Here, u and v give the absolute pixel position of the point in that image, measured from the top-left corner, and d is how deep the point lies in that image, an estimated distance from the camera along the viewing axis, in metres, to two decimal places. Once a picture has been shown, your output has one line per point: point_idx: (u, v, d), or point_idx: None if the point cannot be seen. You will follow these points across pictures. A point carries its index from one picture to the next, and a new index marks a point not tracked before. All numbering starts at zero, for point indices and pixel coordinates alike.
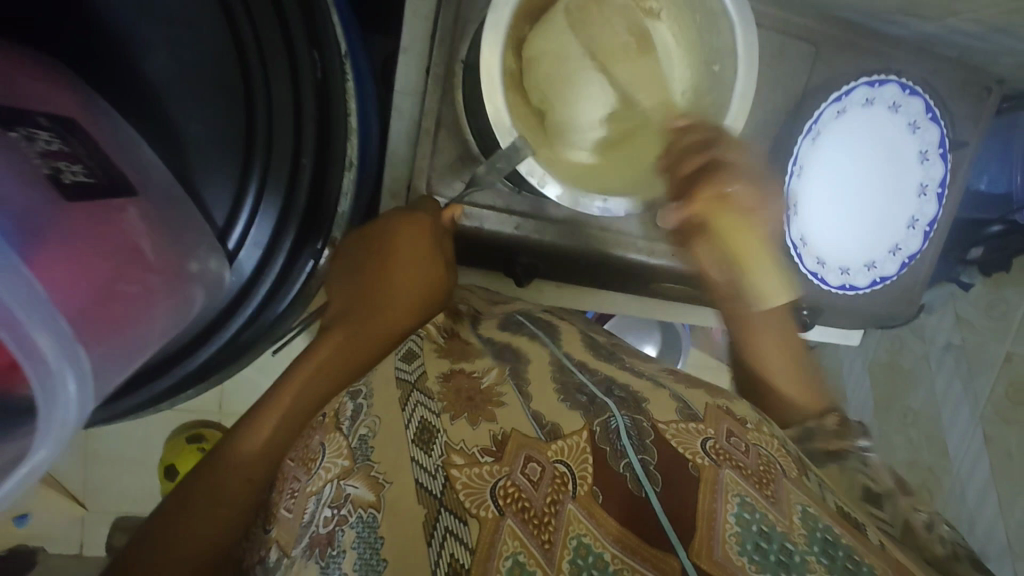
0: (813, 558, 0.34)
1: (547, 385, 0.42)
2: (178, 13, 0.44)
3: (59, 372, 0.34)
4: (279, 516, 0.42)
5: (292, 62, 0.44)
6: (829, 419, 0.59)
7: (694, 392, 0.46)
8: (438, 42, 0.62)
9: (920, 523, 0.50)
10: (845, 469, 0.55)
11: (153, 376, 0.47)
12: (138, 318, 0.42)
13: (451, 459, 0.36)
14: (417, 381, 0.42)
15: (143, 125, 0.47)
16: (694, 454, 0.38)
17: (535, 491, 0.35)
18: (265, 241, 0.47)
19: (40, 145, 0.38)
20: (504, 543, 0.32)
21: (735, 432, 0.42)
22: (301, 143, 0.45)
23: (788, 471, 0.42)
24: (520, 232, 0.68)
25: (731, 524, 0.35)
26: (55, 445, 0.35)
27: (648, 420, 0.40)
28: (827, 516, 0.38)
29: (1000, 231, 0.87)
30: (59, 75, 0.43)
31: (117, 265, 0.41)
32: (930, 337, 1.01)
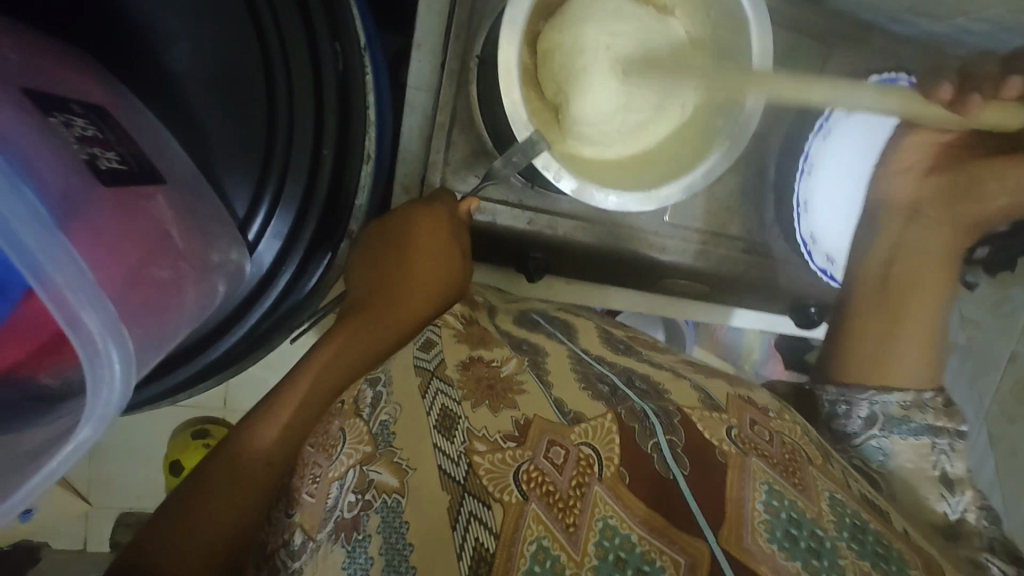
0: (844, 543, 0.37)
1: (569, 375, 0.43)
2: (200, 5, 0.44)
3: (105, 352, 0.33)
4: (301, 501, 0.42)
5: (314, 55, 0.44)
6: (937, 396, 0.59)
7: (714, 383, 0.47)
8: (453, 37, 0.62)
9: (971, 516, 0.54)
10: (934, 447, 0.57)
11: (174, 365, 0.48)
12: (169, 303, 0.42)
13: (473, 446, 0.36)
14: (436, 368, 0.42)
15: (165, 117, 0.47)
16: (721, 441, 0.39)
17: (559, 475, 0.35)
18: (285, 232, 0.48)
19: (76, 130, 0.38)
20: (528, 527, 0.33)
21: (759, 421, 0.44)
22: (322, 135, 0.46)
23: (811, 458, 0.44)
24: (534, 227, 0.69)
25: (759, 511, 0.36)
26: (100, 423, 0.35)
27: (674, 406, 0.41)
28: (853, 503, 0.41)
29: (1007, 231, 0.89)
30: (84, 66, 0.43)
31: (147, 250, 0.41)
32: (935, 339, 1.00)
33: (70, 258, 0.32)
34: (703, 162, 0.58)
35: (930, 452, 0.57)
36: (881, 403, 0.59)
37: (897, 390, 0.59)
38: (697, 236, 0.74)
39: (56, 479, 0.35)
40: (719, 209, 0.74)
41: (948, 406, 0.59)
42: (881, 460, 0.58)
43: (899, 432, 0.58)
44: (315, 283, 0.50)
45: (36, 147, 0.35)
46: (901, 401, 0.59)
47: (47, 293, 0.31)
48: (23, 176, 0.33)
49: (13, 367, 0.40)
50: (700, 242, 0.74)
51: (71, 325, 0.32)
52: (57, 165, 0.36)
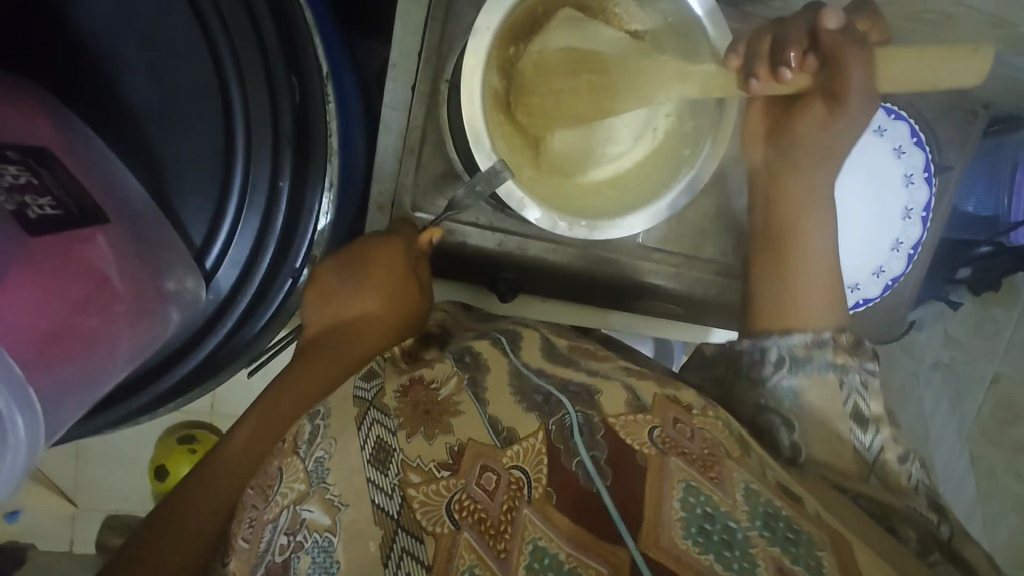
0: (755, 533, 0.37)
1: (504, 392, 0.43)
2: (157, 39, 0.45)
3: (9, 418, 0.35)
4: (236, 546, 0.41)
5: (272, 88, 0.44)
6: (842, 335, 0.56)
7: (645, 384, 0.47)
8: (424, 60, 0.62)
9: (892, 453, 0.53)
10: (843, 386, 0.55)
11: (129, 393, 0.48)
12: (98, 353, 0.43)
13: (407, 477, 0.37)
14: (375, 399, 0.42)
15: (122, 148, 0.47)
16: (641, 444, 0.40)
17: (490, 501, 0.37)
18: (243, 259, 0.47)
19: (7, 179, 0.38)
20: (460, 556, 0.34)
21: (682, 418, 0.44)
22: (279, 163, 0.46)
23: (731, 450, 0.44)
24: (503, 248, 0.68)
25: (677, 509, 0.38)
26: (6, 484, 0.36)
27: (598, 414, 0.42)
28: (769, 491, 0.41)
29: (988, 253, 0.88)
30: (39, 101, 0.44)
31: (78, 300, 0.42)
32: (919, 355, 0.99)
33: None
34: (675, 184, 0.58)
35: (841, 393, 0.55)
36: (785, 345, 0.57)
37: (803, 332, 0.57)
38: (671, 258, 0.73)
39: None
40: (693, 231, 0.73)
41: (855, 342, 0.56)
42: (792, 401, 0.56)
43: (805, 369, 0.56)
44: (274, 311, 0.49)
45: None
46: (794, 343, 0.57)
47: None
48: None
49: None
50: (674, 265, 0.73)
51: None
52: None
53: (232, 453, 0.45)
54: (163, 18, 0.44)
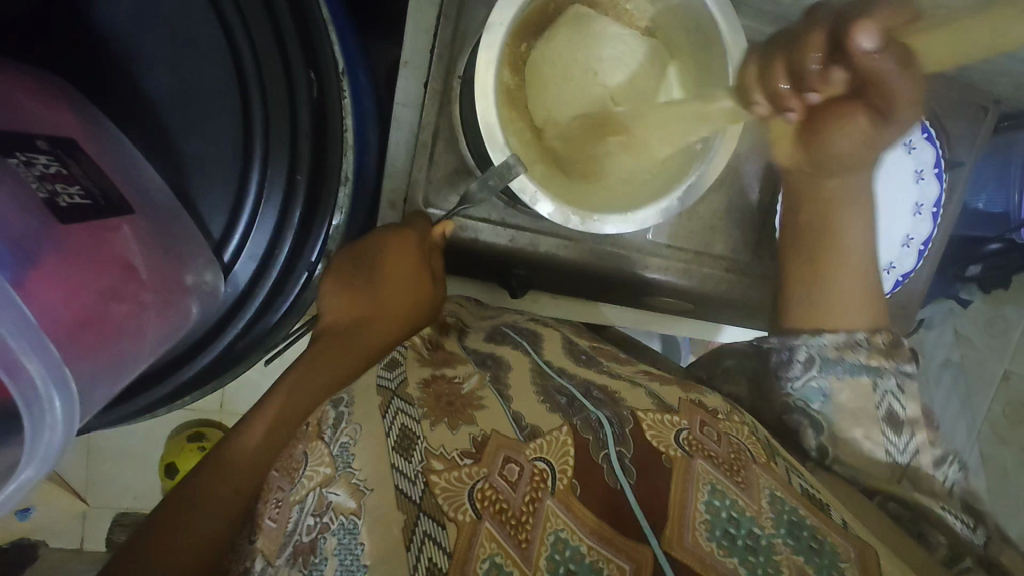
0: (780, 540, 0.37)
1: (528, 392, 0.43)
2: (178, 34, 0.46)
3: (45, 398, 0.35)
4: (264, 526, 0.43)
5: (289, 83, 0.45)
6: (878, 337, 0.56)
7: (669, 390, 0.47)
8: (436, 58, 0.63)
9: (925, 457, 0.54)
10: (878, 387, 0.55)
11: (148, 385, 0.48)
12: (127, 339, 0.43)
13: (431, 465, 0.37)
14: (398, 388, 0.43)
15: (143, 142, 0.48)
16: (666, 446, 0.40)
17: (513, 491, 0.36)
18: (260, 254, 0.48)
19: (40, 168, 0.39)
20: (481, 545, 0.34)
21: (707, 421, 0.44)
22: (297, 157, 0.46)
23: (758, 456, 0.43)
24: (515, 244, 0.68)
25: (701, 511, 0.37)
26: (43, 463, 0.37)
27: (627, 409, 0.42)
28: (794, 500, 0.41)
29: (999, 249, 0.88)
30: (62, 95, 0.44)
31: (108, 286, 0.42)
32: (930, 354, 0.98)
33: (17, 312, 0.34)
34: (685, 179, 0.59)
35: (875, 395, 0.54)
36: (816, 346, 0.57)
37: (838, 332, 0.57)
38: (681, 255, 0.73)
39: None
40: (704, 229, 0.73)
41: (889, 344, 0.56)
42: (822, 403, 0.55)
43: (838, 371, 0.55)
44: (291, 304, 0.50)
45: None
46: (833, 342, 0.56)
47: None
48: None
49: None
50: (684, 261, 0.73)
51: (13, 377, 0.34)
52: (15, 208, 0.37)
53: (251, 444, 0.46)
54: (184, 13, 0.45)
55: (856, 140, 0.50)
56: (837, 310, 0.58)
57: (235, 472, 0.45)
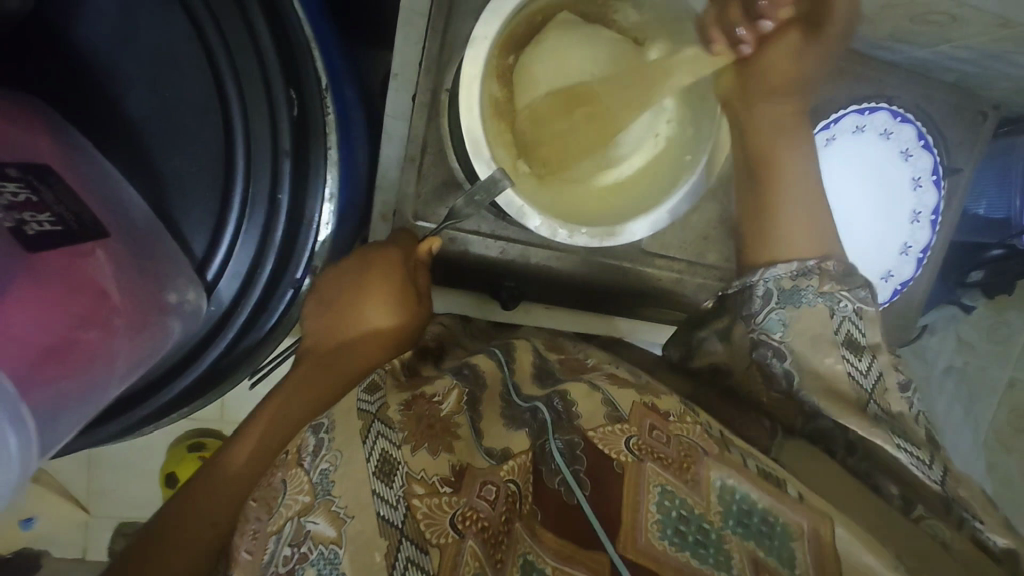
0: (728, 530, 0.39)
1: (495, 414, 0.45)
2: (158, 56, 0.46)
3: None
4: (238, 559, 0.41)
5: (269, 101, 0.44)
6: (828, 264, 0.55)
7: (625, 392, 0.45)
8: (425, 70, 0.63)
9: (890, 378, 0.52)
10: (835, 315, 0.53)
11: (133, 403, 0.48)
12: (99, 365, 0.43)
13: (412, 489, 0.37)
14: (379, 411, 0.42)
15: (124, 163, 0.48)
16: (617, 453, 0.40)
17: (492, 511, 0.38)
18: (243, 271, 0.48)
19: (6, 197, 0.39)
20: (465, 565, 0.35)
21: (658, 424, 0.43)
22: (278, 175, 0.46)
23: (710, 448, 0.43)
24: (505, 257, 0.68)
25: (652, 512, 0.38)
26: (2, 489, 0.38)
27: (579, 433, 0.41)
28: (746, 484, 0.41)
29: (1000, 256, 0.86)
30: (42, 118, 0.45)
31: (78, 314, 0.42)
32: (931, 360, 0.98)
33: None
34: (675, 191, 0.58)
35: (833, 321, 0.52)
36: (772, 275, 0.56)
37: (789, 262, 0.56)
38: (674, 265, 0.73)
39: None
40: (697, 238, 0.72)
41: (844, 271, 0.55)
42: (782, 332, 0.54)
43: (795, 301, 0.54)
44: (276, 320, 0.50)
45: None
46: (780, 273, 0.56)
47: None
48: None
49: None
50: (677, 271, 0.73)
51: None
52: None
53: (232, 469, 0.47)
54: (163, 36, 0.45)
55: (789, 55, 0.59)
56: (793, 245, 0.58)
57: (219, 496, 0.46)
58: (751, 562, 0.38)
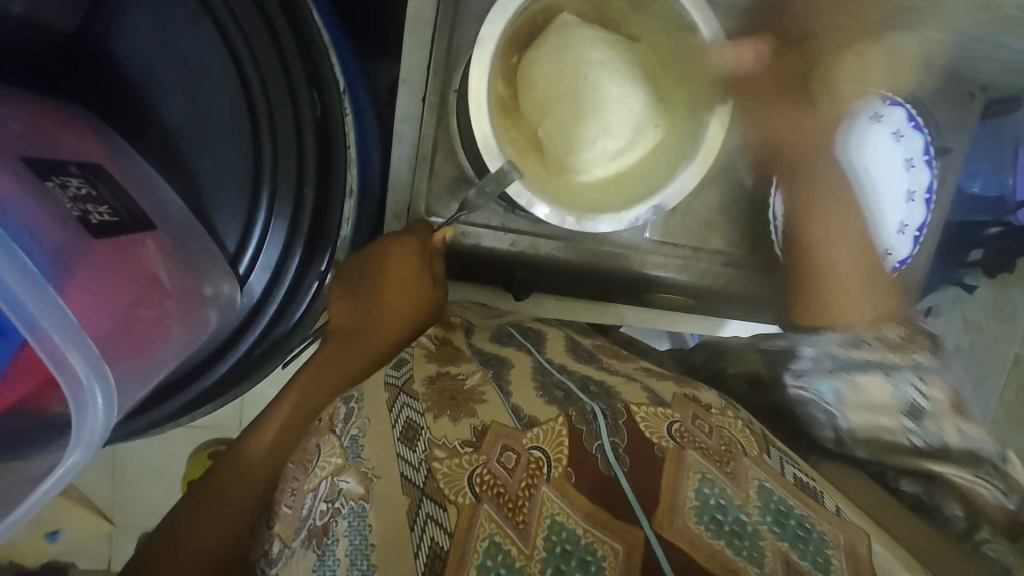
0: (765, 528, 0.38)
1: (527, 385, 0.46)
2: (190, 64, 0.49)
3: (89, 389, 0.38)
4: (281, 512, 0.47)
5: (294, 104, 0.48)
6: (889, 331, 0.62)
7: (665, 385, 0.49)
8: (433, 73, 0.66)
9: (952, 437, 0.57)
10: (893, 382, 0.58)
11: (176, 390, 0.51)
12: (154, 345, 0.46)
13: (433, 453, 0.39)
14: (404, 385, 0.46)
15: (161, 166, 0.51)
16: (659, 437, 0.41)
17: (510, 478, 0.38)
18: (273, 264, 0.51)
19: (71, 190, 0.42)
20: (480, 525, 0.36)
21: (700, 415, 0.45)
22: (304, 174, 0.49)
23: (749, 448, 0.44)
24: (515, 248, 0.71)
25: (691, 498, 0.39)
26: (87, 449, 0.40)
27: (621, 401, 0.44)
28: (783, 491, 0.42)
29: (999, 232, 0.89)
30: (86, 124, 0.48)
31: (134, 294, 0.45)
32: (942, 341, 0.98)
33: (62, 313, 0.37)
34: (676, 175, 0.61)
35: (893, 390, 0.58)
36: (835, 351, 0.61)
37: (841, 330, 0.63)
38: (678, 251, 0.75)
39: (44, 504, 0.39)
40: (699, 225, 0.75)
41: (901, 341, 0.62)
42: (834, 400, 0.59)
43: (848, 372, 0.59)
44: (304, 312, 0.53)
45: (28, 208, 0.39)
46: (836, 339, 0.62)
47: (40, 343, 0.36)
48: (16, 238, 0.38)
49: (23, 399, 0.44)
50: (682, 257, 0.76)
51: (59, 366, 0.37)
52: (54, 225, 0.40)
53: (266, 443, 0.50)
54: (194, 46, 0.49)
55: None
56: (861, 313, 0.64)
57: (252, 470, 0.50)
58: (784, 563, 0.37)
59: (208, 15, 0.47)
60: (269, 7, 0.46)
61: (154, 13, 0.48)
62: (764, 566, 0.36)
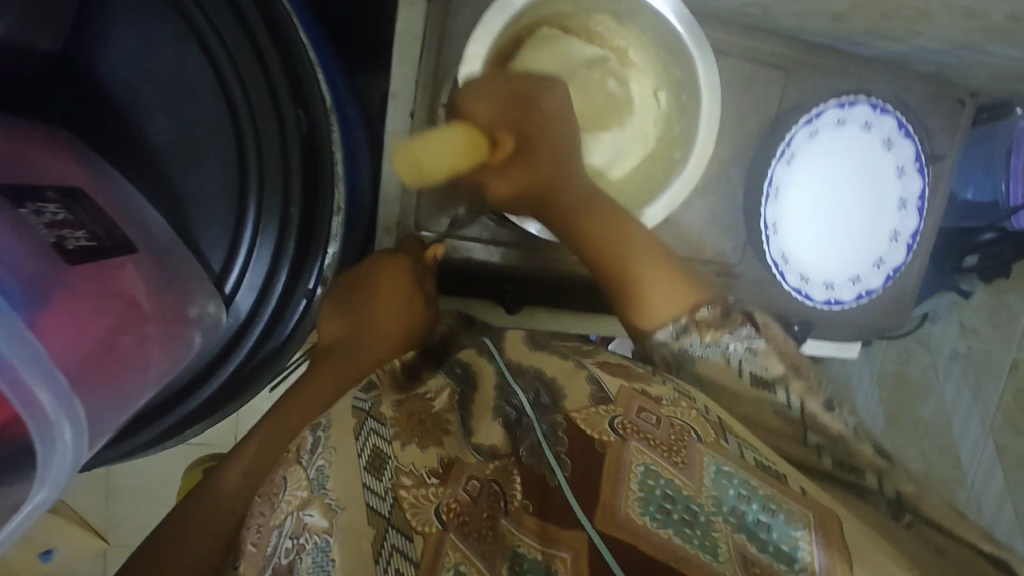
0: (720, 517, 0.35)
1: (485, 407, 0.46)
2: (175, 83, 0.49)
3: (57, 424, 0.38)
4: (245, 550, 0.44)
5: (279, 123, 0.48)
6: (700, 312, 0.53)
7: (614, 378, 0.45)
8: (421, 88, 0.66)
9: (813, 403, 0.51)
10: (730, 360, 0.52)
11: (160, 413, 0.50)
12: (133, 371, 0.46)
13: (400, 481, 0.40)
14: (372, 408, 0.46)
15: (144, 187, 0.51)
16: (599, 433, 0.38)
17: (474, 505, 0.39)
18: (259, 283, 0.51)
19: (47, 217, 0.41)
20: (446, 555, 0.36)
21: (647, 406, 0.41)
22: (289, 194, 0.49)
23: (705, 434, 0.40)
24: (506, 262, 0.71)
25: (634, 490, 0.35)
26: (55, 485, 0.40)
27: (562, 413, 0.41)
28: (744, 472, 0.37)
29: (992, 239, 0.89)
30: (68, 147, 0.48)
31: (114, 322, 0.45)
32: (937, 348, 1.01)
33: (26, 344, 0.36)
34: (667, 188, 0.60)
35: (731, 368, 0.51)
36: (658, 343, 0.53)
37: (666, 325, 0.53)
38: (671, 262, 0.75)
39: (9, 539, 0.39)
40: (692, 235, 0.75)
41: (723, 313, 0.54)
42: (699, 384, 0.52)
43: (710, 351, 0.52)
44: (292, 330, 0.52)
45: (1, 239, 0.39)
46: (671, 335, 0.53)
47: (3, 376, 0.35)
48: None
49: None
50: None
51: (25, 402, 0.37)
52: (27, 254, 0.40)
53: (244, 463, 0.51)
54: (178, 66, 0.48)
55: None
56: (662, 307, 0.54)
57: (226, 495, 0.49)
58: (739, 556, 0.34)
59: (193, 35, 0.47)
60: (253, 26, 0.46)
61: (139, 34, 0.48)
62: (718, 553, 0.33)
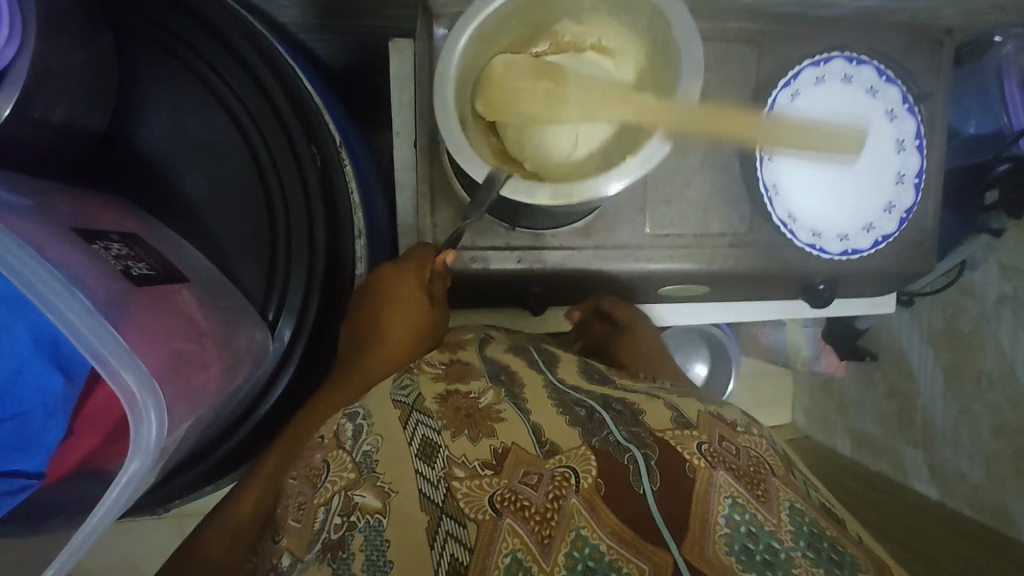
0: (799, 553, 0.39)
1: (546, 403, 0.48)
2: (205, 143, 0.56)
3: (143, 400, 0.39)
4: (286, 527, 0.44)
5: (296, 156, 0.53)
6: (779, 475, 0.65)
7: (689, 405, 0.52)
8: (420, 119, 0.71)
9: None
10: None
11: (222, 439, 0.54)
12: (201, 377, 0.49)
13: (453, 472, 0.41)
14: (415, 401, 0.47)
15: (191, 235, 0.58)
16: (691, 456, 0.44)
17: (536, 492, 0.40)
18: (297, 309, 0.56)
19: (113, 252, 0.47)
20: (504, 541, 0.38)
21: (726, 436, 0.48)
22: (313, 221, 0.54)
23: (776, 469, 0.47)
24: (524, 265, 0.73)
25: (721, 524, 0.40)
26: (146, 457, 0.41)
27: (647, 430, 0.46)
28: (813, 512, 0.44)
29: (1008, 169, 0.86)
30: (127, 210, 0.54)
31: (179, 330, 0.49)
32: (982, 295, 0.94)
33: (109, 333, 0.39)
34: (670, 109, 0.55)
35: None
36: None
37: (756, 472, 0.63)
38: (685, 241, 0.77)
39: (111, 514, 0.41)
40: (697, 211, 0.77)
41: None
42: None
43: None
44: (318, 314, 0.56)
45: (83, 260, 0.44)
46: None
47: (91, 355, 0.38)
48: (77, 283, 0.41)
49: (92, 455, 0.48)
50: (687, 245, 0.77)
51: (115, 383, 0.39)
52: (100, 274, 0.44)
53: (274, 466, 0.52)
54: (207, 126, 0.56)
55: None
56: None
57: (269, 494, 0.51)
58: None
59: (216, 102, 0.54)
60: (266, 83, 0.52)
61: (171, 108, 0.55)
62: None
